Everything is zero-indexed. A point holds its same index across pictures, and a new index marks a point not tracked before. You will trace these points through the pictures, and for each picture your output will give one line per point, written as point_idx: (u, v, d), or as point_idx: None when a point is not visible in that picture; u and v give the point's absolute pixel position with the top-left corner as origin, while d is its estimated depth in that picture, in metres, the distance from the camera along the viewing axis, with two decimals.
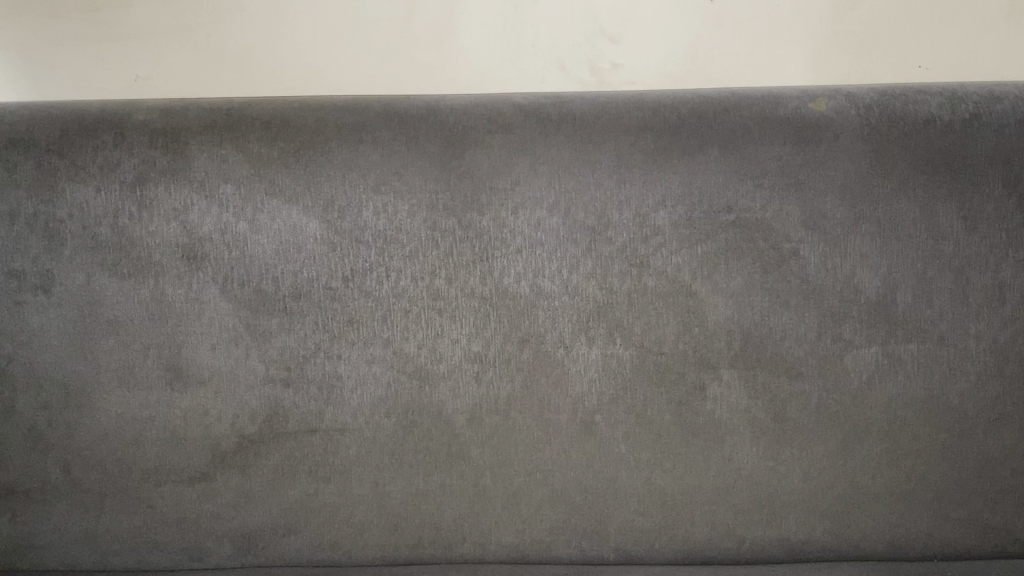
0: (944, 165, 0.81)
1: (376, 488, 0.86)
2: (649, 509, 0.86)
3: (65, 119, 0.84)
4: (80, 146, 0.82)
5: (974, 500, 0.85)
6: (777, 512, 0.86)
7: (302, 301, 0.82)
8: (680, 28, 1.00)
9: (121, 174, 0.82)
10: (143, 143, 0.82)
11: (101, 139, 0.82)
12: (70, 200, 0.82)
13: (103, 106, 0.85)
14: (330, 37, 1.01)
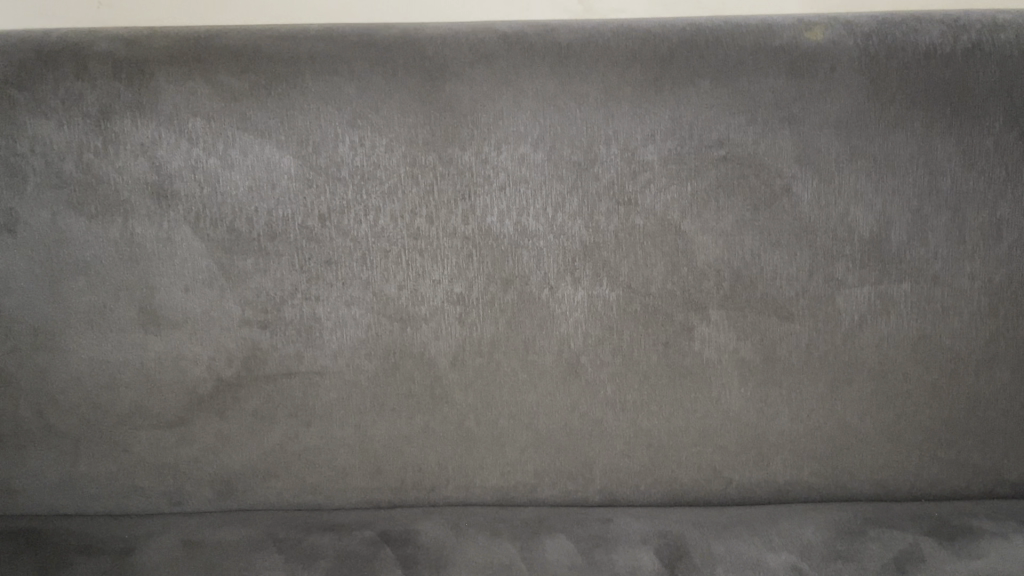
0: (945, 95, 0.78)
1: (357, 432, 0.84)
2: (635, 451, 0.85)
3: (20, 48, 0.78)
4: (39, 77, 0.77)
5: (962, 440, 0.85)
6: (764, 452, 0.85)
7: (277, 241, 0.79)
8: None
9: (83, 108, 0.77)
10: (107, 74, 0.77)
11: (59, 69, 0.78)
12: (30, 135, 0.77)
13: (62, 34, 0.80)
14: None
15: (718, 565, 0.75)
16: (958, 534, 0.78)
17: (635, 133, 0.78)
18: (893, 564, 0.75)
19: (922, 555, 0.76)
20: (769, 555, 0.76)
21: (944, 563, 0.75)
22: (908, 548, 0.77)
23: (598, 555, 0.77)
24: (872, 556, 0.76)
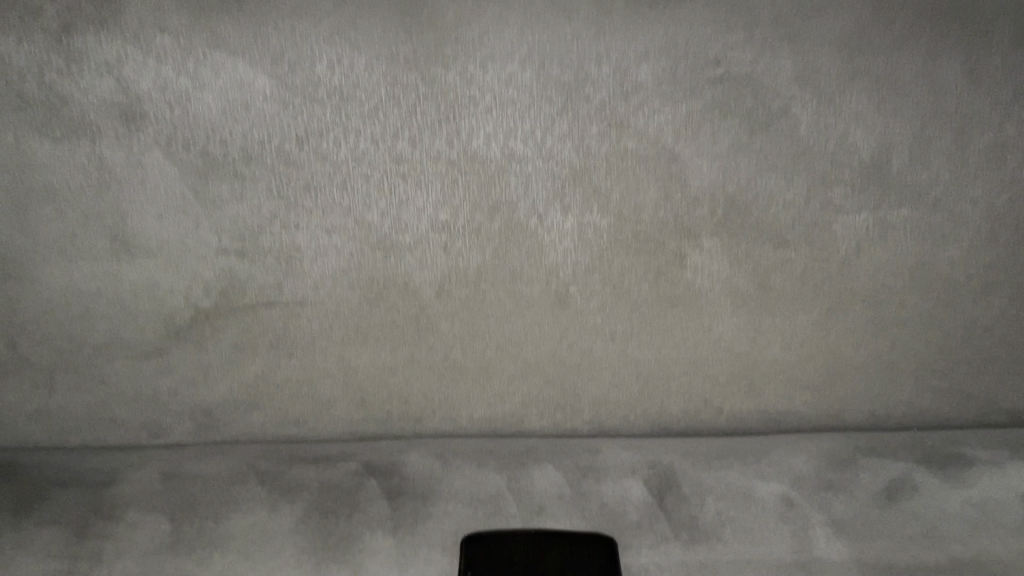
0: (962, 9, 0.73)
1: (341, 363, 0.82)
2: (624, 382, 0.83)
3: None
4: None
5: (955, 368, 0.83)
6: (755, 382, 0.84)
7: (253, 166, 0.74)
8: None
9: (41, 23, 0.70)
10: None
11: None
12: None
13: None
14: None
15: (708, 495, 0.74)
16: (951, 462, 0.77)
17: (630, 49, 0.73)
18: (884, 492, 0.74)
19: (914, 484, 0.75)
20: (759, 485, 0.75)
21: (936, 491, 0.74)
22: (900, 477, 0.75)
23: (586, 486, 0.75)
24: (863, 486, 0.74)
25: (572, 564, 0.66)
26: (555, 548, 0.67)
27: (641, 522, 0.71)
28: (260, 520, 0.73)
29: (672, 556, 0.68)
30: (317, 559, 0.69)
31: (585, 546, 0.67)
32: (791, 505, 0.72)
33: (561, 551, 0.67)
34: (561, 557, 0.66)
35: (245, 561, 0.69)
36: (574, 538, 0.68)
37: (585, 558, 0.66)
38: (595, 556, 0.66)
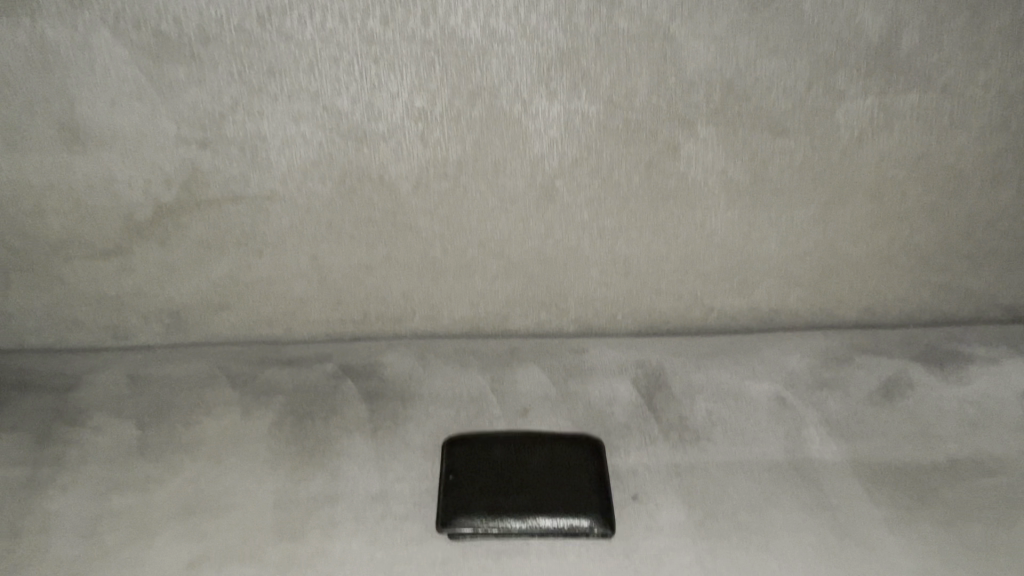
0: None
1: (314, 261, 0.77)
2: (612, 280, 0.80)
3: None
4: None
5: (955, 263, 0.80)
6: (749, 279, 0.80)
7: (211, 47, 0.66)
8: None
9: None
10: None
11: None
12: None
13: None
14: None
15: (697, 395, 0.71)
16: (947, 359, 0.75)
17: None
18: (880, 391, 0.71)
19: (910, 382, 0.72)
20: (751, 384, 0.72)
21: (933, 389, 0.72)
22: (896, 375, 0.73)
23: (573, 387, 0.72)
24: (859, 384, 0.72)
25: (560, 463, 0.62)
26: (540, 446, 0.64)
27: (630, 423, 0.69)
28: (230, 424, 0.69)
29: (662, 458, 0.65)
30: (288, 463, 0.65)
31: (572, 444, 0.64)
32: (785, 405, 0.70)
33: (547, 450, 0.64)
34: (546, 454, 0.63)
35: (215, 465, 0.65)
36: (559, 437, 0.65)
37: (573, 455, 0.63)
38: (583, 454, 0.63)
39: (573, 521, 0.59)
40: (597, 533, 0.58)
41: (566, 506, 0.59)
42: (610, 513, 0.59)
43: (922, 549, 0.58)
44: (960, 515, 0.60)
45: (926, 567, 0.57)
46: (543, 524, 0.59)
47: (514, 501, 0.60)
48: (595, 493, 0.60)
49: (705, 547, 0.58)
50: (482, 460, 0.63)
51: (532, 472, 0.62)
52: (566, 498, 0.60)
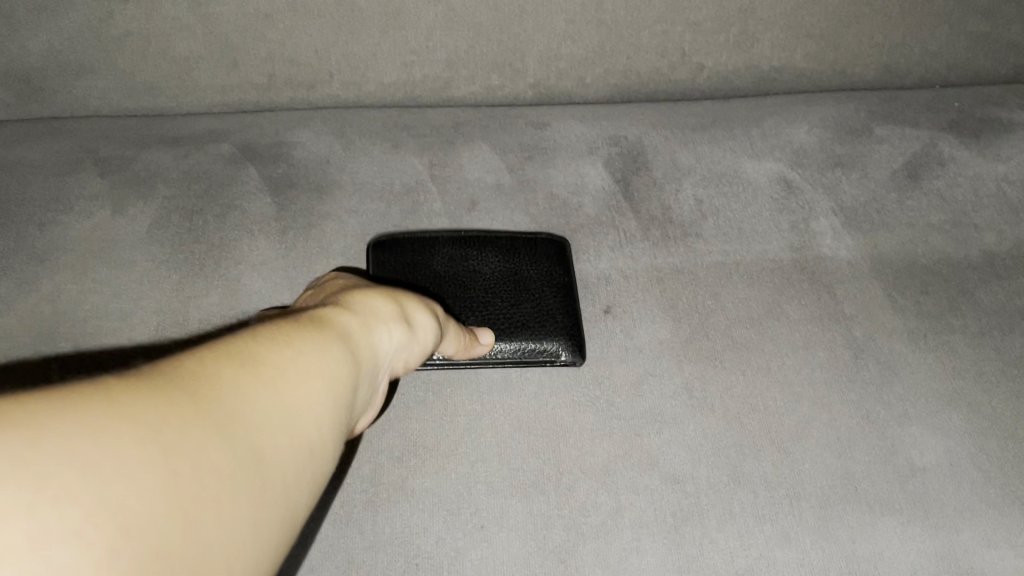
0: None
1: (196, 8, 0.59)
2: (581, 33, 0.63)
3: None
4: None
5: (1001, 9, 0.65)
6: (750, 30, 0.64)
7: None
8: None
9: None
10: None
11: None
12: None
13: None
14: None
15: (684, 179, 0.58)
16: (982, 129, 0.62)
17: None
18: (905, 171, 0.58)
19: (942, 158, 0.59)
20: (750, 164, 0.59)
21: (967, 167, 0.59)
22: (924, 149, 0.60)
23: (531, 171, 0.58)
24: (879, 162, 0.59)
25: (517, 278, 0.51)
26: (490, 253, 0.52)
27: (602, 216, 0.56)
28: (101, 224, 0.55)
29: (641, 260, 0.53)
30: (176, 275, 0.52)
31: (529, 249, 0.52)
32: (790, 190, 0.57)
33: (499, 257, 0.52)
34: (497, 264, 0.52)
35: (81, 278, 0.52)
36: (513, 240, 0.53)
37: (530, 265, 0.52)
38: (544, 261, 0.52)
39: (533, 346, 0.48)
40: (562, 360, 0.47)
41: (523, 331, 0.49)
42: (579, 336, 0.48)
43: (951, 368, 0.48)
44: (997, 324, 0.50)
45: (956, 390, 0.47)
46: (494, 349, 0.48)
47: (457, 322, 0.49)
48: (559, 313, 0.50)
49: (693, 373, 0.48)
50: (417, 269, 0.51)
51: (480, 287, 0.51)
52: (523, 320, 0.49)
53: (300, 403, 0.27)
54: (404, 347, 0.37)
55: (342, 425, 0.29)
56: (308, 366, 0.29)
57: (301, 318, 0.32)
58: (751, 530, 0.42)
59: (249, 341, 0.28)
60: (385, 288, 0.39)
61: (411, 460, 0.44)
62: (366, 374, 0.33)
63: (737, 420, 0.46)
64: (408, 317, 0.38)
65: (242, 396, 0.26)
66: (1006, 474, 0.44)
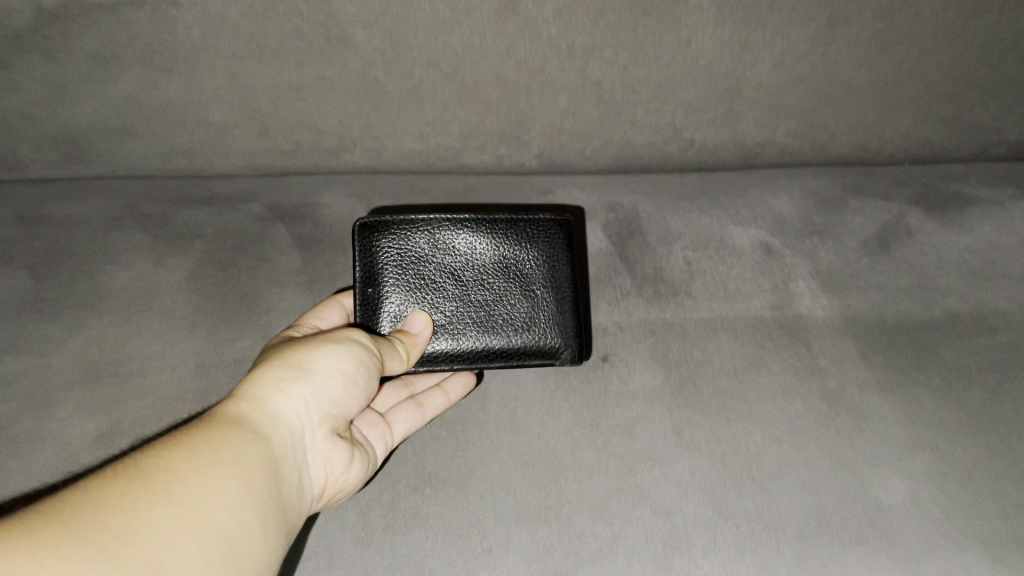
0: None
1: (234, 82, 0.65)
2: (582, 110, 0.70)
3: None
4: None
5: (964, 94, 0.71)
6: (736, 109, 0.71)
7: None
8: None
9: None
10: None
11: None
12: None
13: None
14: None
15: (675, 243, 0.63)
16: (948, 202, 0.68)
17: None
18: (876, 239, 0.64)
19: (910, 227, 0.65)
20: (735, 230, 0.64)
21: (933, 236, 0.65)
22: (893, 219, 0.66)
23: None
24: (853, 230, 0.65)
25: (512, 270, 0.54)
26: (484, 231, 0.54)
27: (599, 275, 0.61)
28: (143, 275, 0.60)
29: (636, 315, 0.58)
30: (212, 321, 0.57)
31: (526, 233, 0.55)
32: (771, 255, 0.63)
33: (495, 240, 0.54)
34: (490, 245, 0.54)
35: (126, 323, 0.57)
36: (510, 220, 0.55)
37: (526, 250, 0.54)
38: (542, 247, 0.54)
39: (532, 348, 0.53)
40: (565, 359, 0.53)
41: (520, 330, 0.54)
42: (583, 340, 0.54)
43: (916, 417, 0.53)
44: (958, 378, 0.55)
45: (920, 437, 0.52)
46: (492, 351, 0.53)
47: (454, 317, 0.54)
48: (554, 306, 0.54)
49: (682, 417, 0.52)
50: (411, 253, 0.53)
51: (475, 273, 0.54)
52: (519, 315, 0.54)
53: (204, 502, 0.37)
54: (314, 400, 0.46)
55: (257, 498, 0.40)
56: (212, 465, 0.39)
57: (204, 421, 0.42)
58: (732, 560, 0.46)
59: (156, 460, 0.38)
60: (290, 351, 0.48)
61: (426, 489, 0.49)
62: (266, 453, 0.42)
63: (722, 460, 0.50)
64: (311, 376, 0.46)
65: (153, 505, 0.36)
66: (965, 512, 0.48)
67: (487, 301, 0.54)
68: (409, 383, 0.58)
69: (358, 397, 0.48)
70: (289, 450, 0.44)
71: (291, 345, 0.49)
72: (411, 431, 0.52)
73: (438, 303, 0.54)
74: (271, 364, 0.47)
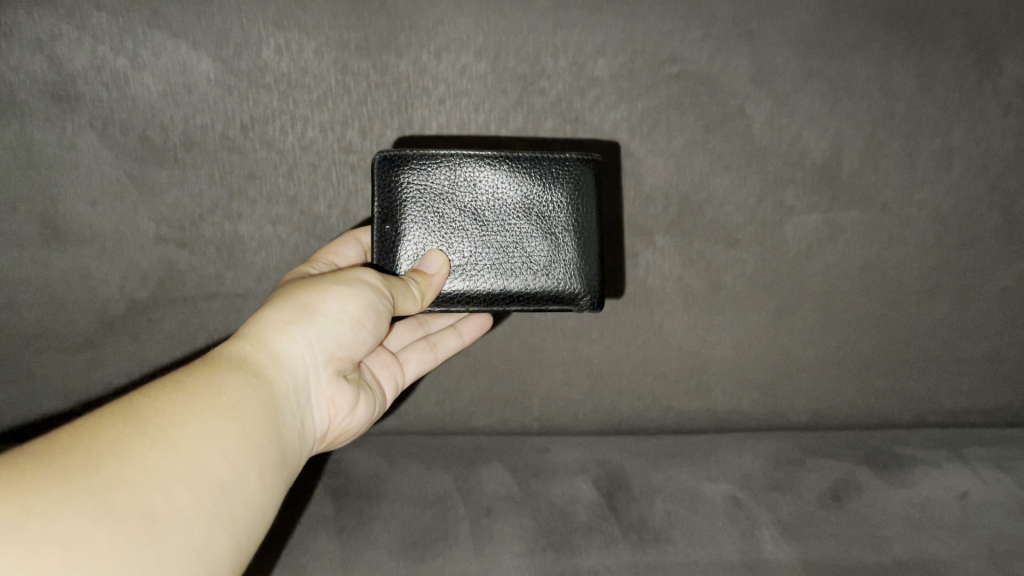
0: (950, 9, 0.78)
1: None
2: (575, 379, 0.83)
3: None
4: None
5: (899, 371, 0.85)
6: (706, 382, 0.84)
7: (194, 152, 0.76)
8: None
9: None
10: None
11: None
12: None
13: None
14: None
15: (656, 495, 0.74)
16: (892, 463, 0.78)
17: (611, 26, 0.76)
18: (830, 493, 0.74)
19: (858, 484, 0.75)
20: (708, 485, 0.75)
21: (879, 490, 0.75)
22: (844, 478, 0.76)
23: (535, 485, 0.75)
24: (810, 485, 0.75)
25: (529, 206, 0.67)
26: (513, 192, 0.67)
27: (591, 522, 0.71)
28: None
29: (623, 558, 0.67)
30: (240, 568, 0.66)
31: (552, 197, 0.67)
32: (739, 507, 0.72)
33: (513, 178, 0.67)
34: (519, 202, 0.67)
35: None
36: (538, 185, 0.67)
37: (554, 211, 0.67)
38: (564, 191, 0.67)
39: (550, 293, 0.68)
40: (582, 303, 0.68)
41: (539, 277, 0.68)
42: (596, 284, 0.68)
43: None
44: None
45: None
46: (510, 294, 0.68)
47: (477, 262, 0.67)
48: (574, 260, 0.68)
49: None
50: (435, 189, 0.67)
51: (493, 213, 0.67)
52: (539, 264, 0.68)
53: (200, 443, 0.46)
54: (319, 341, 0.58)
55: (250, 433, 0.50)
56: (212, 412, 0.49)
57: (219, 360, 0.53)
58: None
59: (164, 404, 0.47)
60: (300, 297, 0.60)
61: None
62: (262, 391, 0.53)
63: None
64: (313, 322, 0.58)
65: (158, 446, 0.44)
66: None
67: (511, 252, 0.68)
68: (425, 323, 0.79)
69: (365, 334, 0.61)
70: (290, 385, 0.56)
71: (307, 285, 0.61)
72: (425, 367, 0.75)
73: (466, 248, 0.67)
74: (284, 306, 0.59)
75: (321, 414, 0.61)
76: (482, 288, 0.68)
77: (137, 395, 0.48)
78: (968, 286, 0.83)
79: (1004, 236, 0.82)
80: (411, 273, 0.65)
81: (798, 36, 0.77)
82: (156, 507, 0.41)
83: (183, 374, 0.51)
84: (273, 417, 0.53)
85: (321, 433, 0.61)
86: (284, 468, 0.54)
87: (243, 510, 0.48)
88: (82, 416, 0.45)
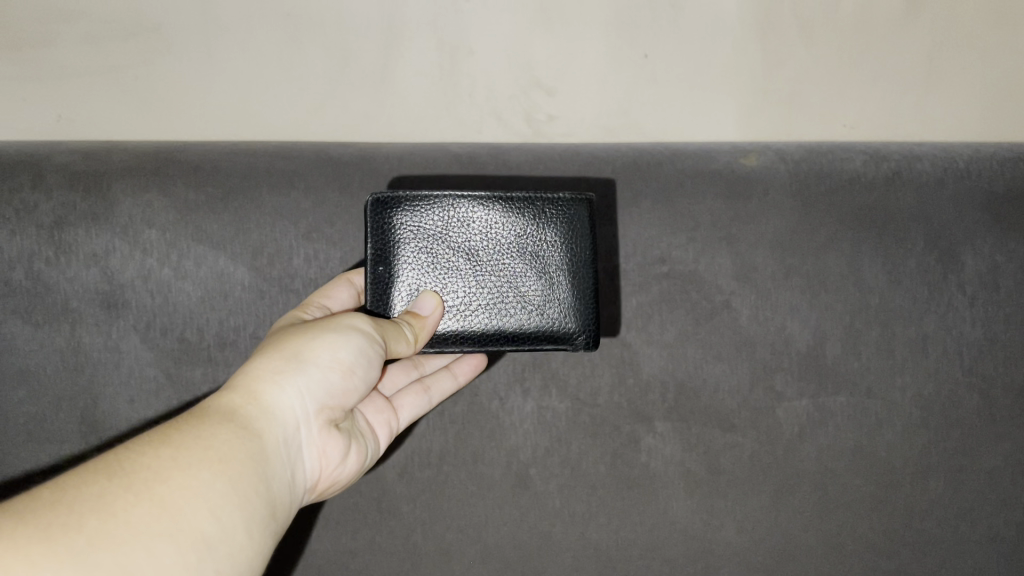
0: (910, 212, 0.87)
1: (299, 551, 0.83)
2: (584, 564, 0.85)
3: (20, 163, 0.82)
4: (47, 188, 0.82)
5: (900, 551, 0.87)
6: (711, 564, 0.86)
7: (226, 351, 0.83)
8: (629, 80, 0.90)
9: (62, 227, 0.82)
10: (85, 197, 0.82)
11: (73, 204, 0.82)
12: (29, 252, 0.82)
13: (50, 149, 0.84)
14: (253, 73, 0.88)
15: None
16: None
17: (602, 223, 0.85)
18: None
19: None
20: None
21: None
22: None
23: None
24: None
25: (525, 249, 0.74)
26: (507, 231, 0.74)
27: None
28: None
29: None
30: None
31: (545, 236, 0.74)
32: None
33: (508, 220, 0.74)
34: (513, 243, 0.74)
35: None
36: (532, 226, 0.74)
37: (547, 250, 0.74)
38: (557, 231, 0.74)
39: (546, 331, 0.74)
40: (576, 343, 0.74)
41: (533, 316, 0.74)
42: (588, 327, 0.74)
43: None
44: None
45: None
46: (504, 332, 0.74)
47: (472, 303, 0.74)
48: (566, 298, 0.74)
49: None
50: (430, 231, 0.73)
51: (487, 257, 0.74)
52: (533, 303, 0.74)
53: (184, 495, 0.50)
54: (309, 390, 0.63)
55: (237, 481, 0.54)
56: (199, 466, 0.52)
57: (210, 412, 0.58)
58: None
59: (152, 457, 0.51)
60: (291, 348, 0.64)
61: None
62: (251, 439, 0.57)
63: None
64: (301, 374, 0.63)
65: (141, 502, 0.48)
66: None
67: (505, 292, 0.74)
68: (419, 365, 0.83)
69: (361, 373, 0.66)
70: (281, 431, 0.60)
71: (299, 334, 0.66)
72: (419, 412, 0.79)
73: (460, 289, 0.74)
74: (278, 356, 0.63)
75: (315, 463, 0.65)
76: (477, 327, 0.74)
77: (128, 450, 0.52)
78: (957, 466, 0.87)
79: (985, 418, 0.87)
80: (406, 315, 0.71)
81: (775, 238, 0.85)
82: (135, 565, 0.45)
83: (175, 428, 0.56)
84: (263, 464, 0.57)
85: (314, 482, 0.65)
86: (275, 513, 0.58)
87: (229, 559, 0.51)
88: (71, 473, 0.49)
